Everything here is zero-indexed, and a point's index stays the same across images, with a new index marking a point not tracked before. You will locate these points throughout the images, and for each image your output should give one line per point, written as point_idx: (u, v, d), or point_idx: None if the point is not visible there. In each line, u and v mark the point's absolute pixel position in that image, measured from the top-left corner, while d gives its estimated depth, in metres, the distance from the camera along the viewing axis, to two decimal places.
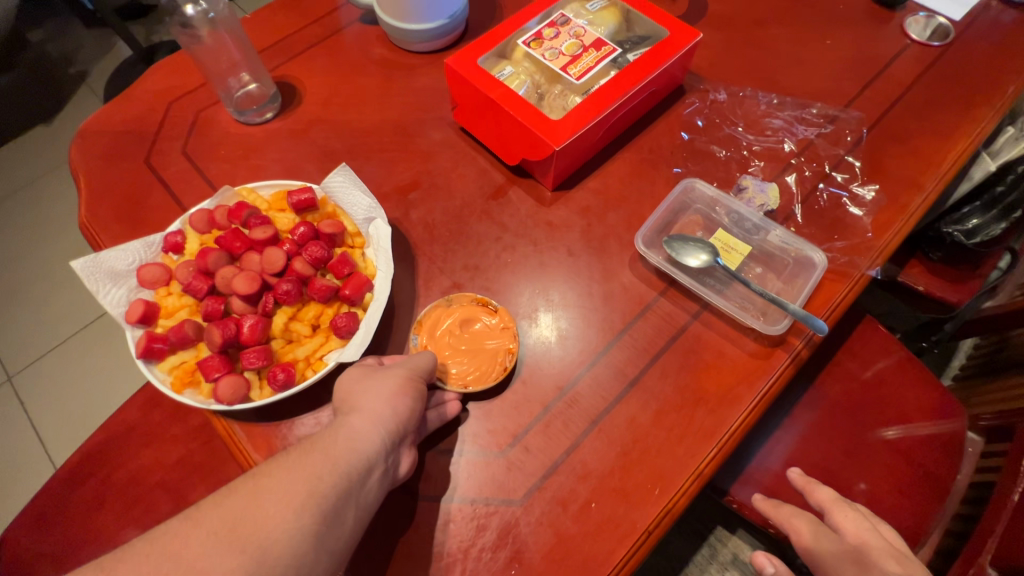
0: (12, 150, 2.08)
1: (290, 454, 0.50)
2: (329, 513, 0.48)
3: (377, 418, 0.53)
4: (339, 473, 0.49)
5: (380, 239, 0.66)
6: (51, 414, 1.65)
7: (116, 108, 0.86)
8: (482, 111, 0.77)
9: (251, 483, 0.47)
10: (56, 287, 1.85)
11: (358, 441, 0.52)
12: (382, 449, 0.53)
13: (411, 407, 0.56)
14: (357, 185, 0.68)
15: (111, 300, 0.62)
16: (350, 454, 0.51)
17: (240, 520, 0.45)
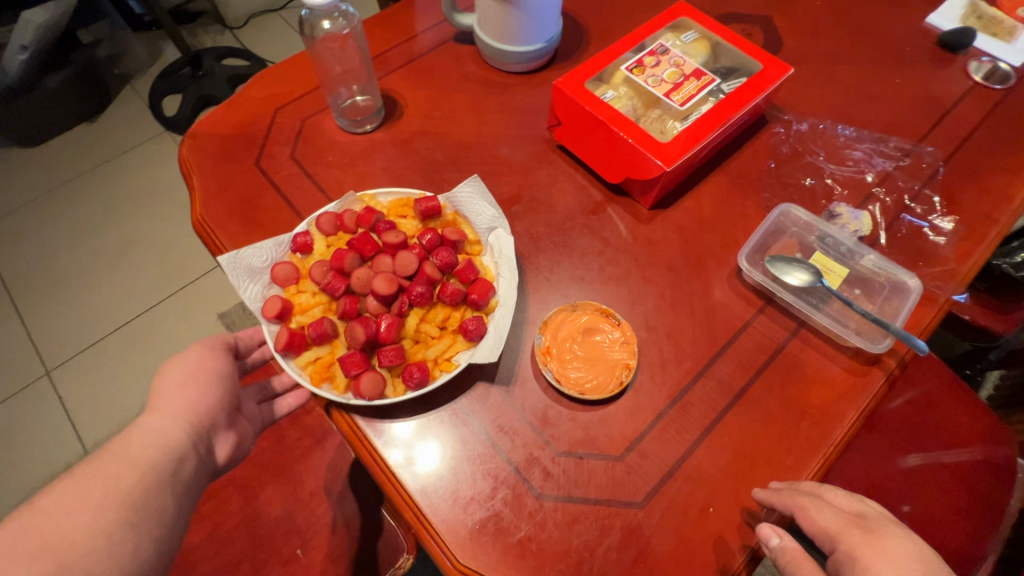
0: (60, 148, 2.13)
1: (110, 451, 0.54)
2: (141, 505, 0.52)
3: (177, 405, 0.58)
4: (152, 455, 0.54)
5: (502, 248, 0.71)
6: (88, 410, 1.65)
7: (224, 111, 0.89)
8: (587, 131, 0.81)
9: (113, 450, 0.54)
10: (95, 282, 1.86)
11: (165, 427, 0.57)
12: (187, 439, 0.57)
13: (201, 394, 0.60)
14: (483, 196, 0.74)
15: (249, 296, 0.67)
16: (148, 449, 0.55)
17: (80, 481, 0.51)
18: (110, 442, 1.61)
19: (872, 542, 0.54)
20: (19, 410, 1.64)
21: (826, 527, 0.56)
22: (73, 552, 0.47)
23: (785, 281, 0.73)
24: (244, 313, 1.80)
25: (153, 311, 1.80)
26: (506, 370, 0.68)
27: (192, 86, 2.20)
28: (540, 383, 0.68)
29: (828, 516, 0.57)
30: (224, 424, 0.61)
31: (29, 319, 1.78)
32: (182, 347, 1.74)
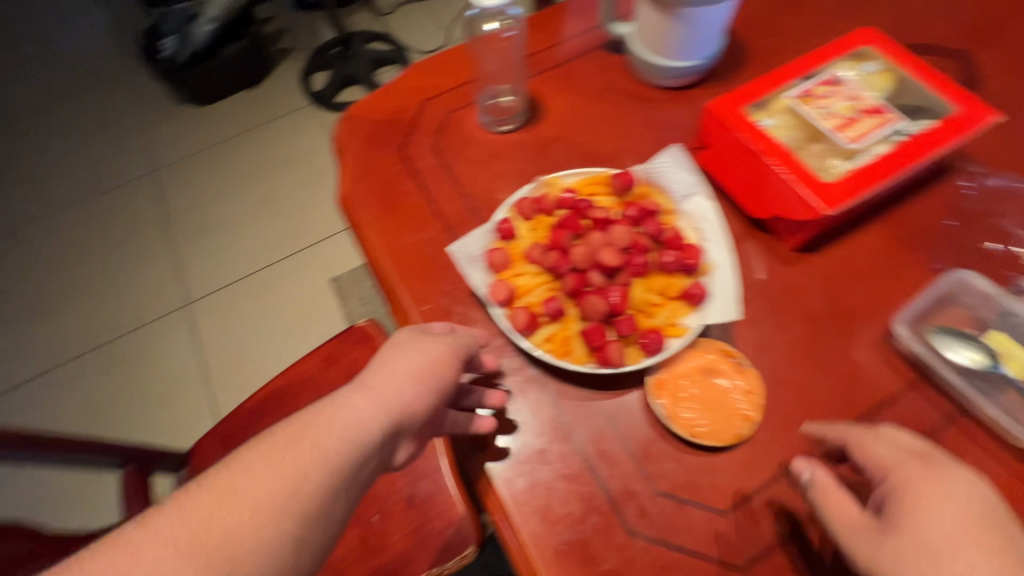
0: (224, 110, 2.41)
1: (318, 430, 0.53)
2: (325, 504, 0.51)
3: (387, 396, 0.56)
4: (346, 441, 0.53)
5: (704, 215, 0.70)
6: (214, 343, 1.86)
7: (379, 97, 0.94)
8: (736, 159, 0.76)
9: (322, 413, 0.54)
10: (235, 232, 2.08)
11: (370, 417, 0.54)
12: (380, 437, 0.54)
13: (415, 396, 0.57)
14: (681, 165, 0.72)
15: (477, 282, 0.67)
16: (347, 442, 0.53)
17: (287, 437, 0.52)
18: (226, 375, 1.80)
19: (924, 478, 0.50)
20: (162, 332, 1.89)
21: (874, 460, 0.54)
22: (259, 520, 0.48)
23: (948, 358, 0.65)
24: (352, 281, 1.93)
25: (277, 266, 1.99)
26: (615, 395, 0.66)
27: (339, 65, 2.39)
28: (648, 416, 0.65)
29: (879, 449, 0.54)
30: (417, 430, 0.58)
31: (180, 256, 2.04)
32: (296, 302, 1.91)
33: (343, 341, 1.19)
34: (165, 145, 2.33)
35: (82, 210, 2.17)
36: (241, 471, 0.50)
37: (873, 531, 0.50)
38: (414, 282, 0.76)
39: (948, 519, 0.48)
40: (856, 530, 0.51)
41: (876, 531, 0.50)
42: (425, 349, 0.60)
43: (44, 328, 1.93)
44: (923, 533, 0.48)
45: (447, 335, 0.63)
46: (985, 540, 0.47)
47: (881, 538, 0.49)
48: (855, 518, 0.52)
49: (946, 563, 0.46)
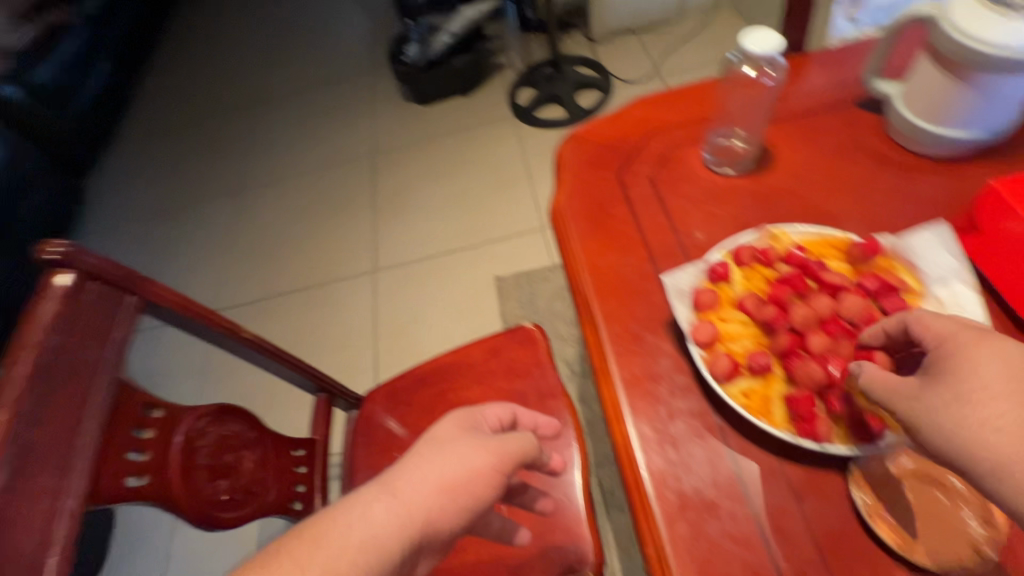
0: (439, 112, 2.74)
1: (353, 523, 0.51)
2: None
3: (419, 507, 0.55)
4: (373, 554, 0.50)
5: (963, 307, 0.62)
6: (388, 308, 2.12)
7: (607, 124, 1.00)
8: (1017, 250, 0.65)
9: (351, 510, 0.53)
10: (424, 218, 2.35)
11: (409, 518, 0.53)
12: (407, 552, 0.53)
13: (444, 512, 0.56)
14: (947, 247, 0.64)
15: (680, 316, 0.67)
16: (388, 539, 0.51)
17: (313, 537, 0.50)
18: (391, 339, 2.03)
19: (975, 348, 0.44)
20: (351, 289, 2.21)
21: (934, 331, 0.48)
22: None
23: None
24: (514, 284, 2.04)
25: (452, 255, 2.20)
26: (804, 471, 0.61)
27: (546, 85, 2.55)
28: (843, 506, 0.59)
29: (941, 324, 0.48)
30: (443, 545, 0.57)
31: (379, 230, 2.37)
32: (461, 291, 2.09)
33: (508, 338, 1.27)
34: (387, 135, 2.72)
35: (317, 177, 2.64)
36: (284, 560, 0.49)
37: (914, 392, 0.46)
38: (609, 302, 0.79)
39: (990, 378, 0.42)
40: (932, 410, 0.44)
41: (920, 387, 0.46)
42: (461, 459, 0.61)
43: (270, 265, 2.38)
44: (963, 386, 0.43)
45: (493, 439, 0.65)
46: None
47: (919, 397, 0.45)
48: (910, 387, 0.46)
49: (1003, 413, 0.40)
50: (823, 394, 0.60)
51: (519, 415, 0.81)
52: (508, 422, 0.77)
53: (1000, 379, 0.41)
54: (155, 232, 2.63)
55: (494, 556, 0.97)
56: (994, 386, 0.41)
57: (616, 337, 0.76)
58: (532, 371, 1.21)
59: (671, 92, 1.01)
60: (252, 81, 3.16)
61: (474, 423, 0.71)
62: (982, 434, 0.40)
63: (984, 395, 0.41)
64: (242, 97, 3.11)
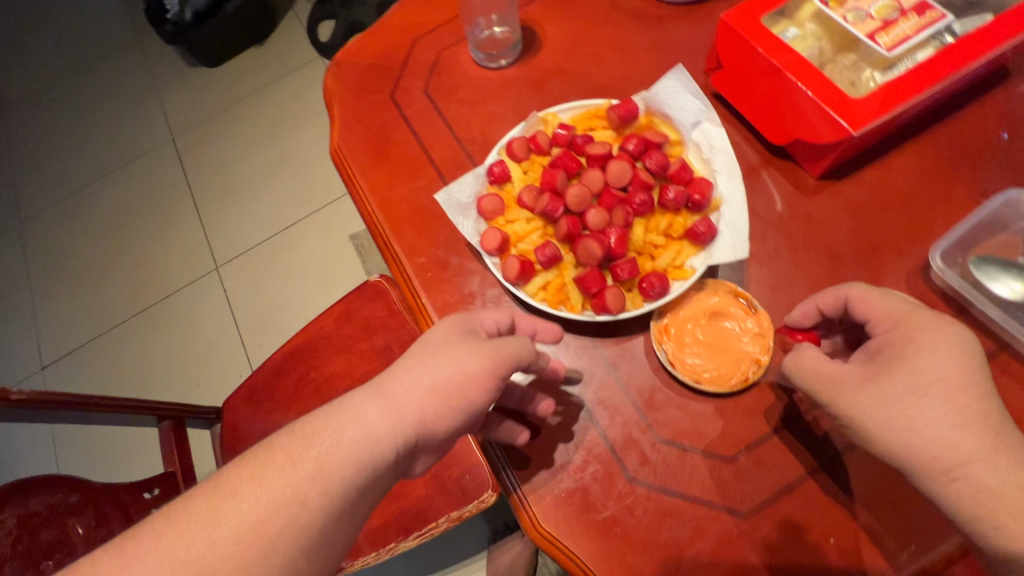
0: (235, 70, 2.37)
1: (328, 444, 0.46)
2: (330, 527, 0.44)
3: (408, 408, 0.49)
4: (362, 455, 0.46)
5: (713, 144, 0.64)
6: (244, 303, 1.92)
7: (368, 40, 0.89)
8: (754, 76, 0.68)
9: (343, 413, 0.48)
10: (255, 194, 2.10)
11: (390, 429, 0.47)
12: (397, 452, 0.48)
13: (437, 415, 0.50)
14: (689, 87, 0.64)
15: (467, 231, 0.64)
16: (365, 456, 0.46)
17: (304, 439, 0.46)
18: (258, 335, 1.87)
19: (926, 329, 0.49)
20: (195, 296, 1.96)
21: (875, 314, 0.52)
22: (247, 554, 0.41)
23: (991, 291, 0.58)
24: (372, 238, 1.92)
25: (297, 227, 2.01)
26: (615, 343, 0.64)
27: (344, 12, 2.28)
28: (651, 362, 0.62)
29: (876, 309, 0.53)
30: (440, 443, 0.52)
31: (206, 221, 2.09)
32: (319, 261, 1.93)
33: (357, 297, 1.19)
34: (181, 110, 2.33)
35: (111, 181, 2.23)
36: (246, 485, 0.44)
37: (861, 378, 0.50)
38: (407, 235, 0.74)
39: (926, 364, 0.47)
40: (876, 394, 0.48)
41: (862, 375, 0.50)
42: (458, 352, 0.52)
43: (87, 296, 2.02)
44: (915, 377, 0.47)
45: (495, 337, 0.54)
46: (971, 382, 0.47)
47: (868, 384, 0.49)
48: (848, 374, 0.51)
49: (925, 397, 0.46)
50: (610, 266, 0.61)
51: (519, 320, 0.60)
52: (507, 327, 0.59)
53: (952, 371, 0.47)
54: None
55: (396, 511, 0.96)
56: (938, 369, 0.47)
57: (422, 269, 0.71)
58: (390, 323, 1.16)
59: None
60: None
61: (475, 319, 0.57)
62: (939, 432, 0.46)
63: (934, 386, 0.47)
64: None
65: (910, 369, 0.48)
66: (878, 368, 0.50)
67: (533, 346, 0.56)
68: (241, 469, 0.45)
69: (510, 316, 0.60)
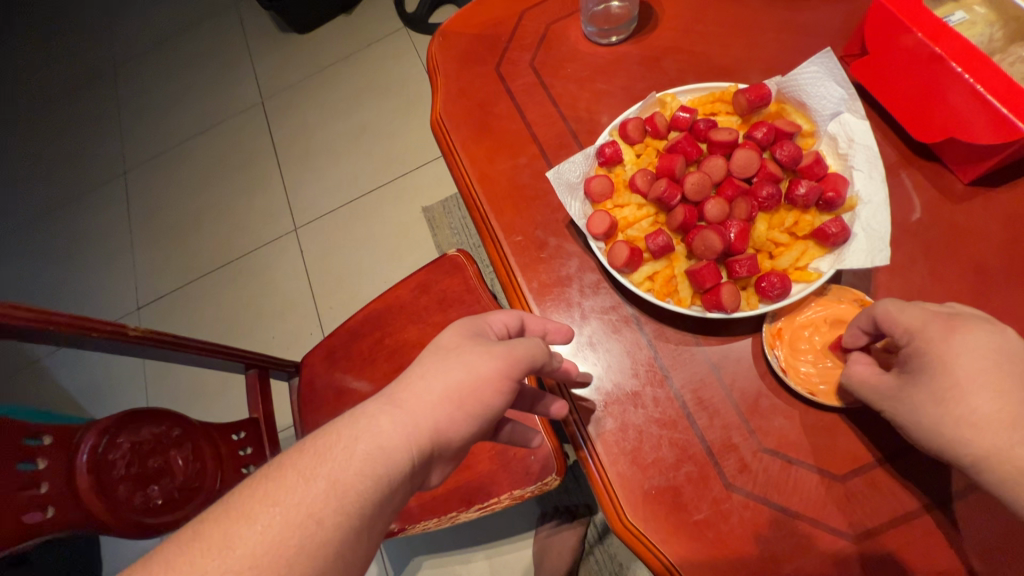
0: (323, 37, 2.43)
1: (340, 457, 0.42)
2: (355, 543, 0.41)
3: (422, 416, 0.46)
4: (378, 467, 0.43)
5: (854, 138, 0.58)
6: (319, 265, 2.00)
7: (476, 10, 0.87)
8: (906, 64, 0.61)
9: (353, 426, 0.45)
10: (334, 161, 2.17)
11: (406, 437, 0.45)
12: (413, 462, 0.45)
13: (452, 421, 0.47)
14: (832, 75, 0.58)
15: (574, 213, 0.62)
16: (384, 466, 0.43)
17: (316, 453, 0.42)
18: (330, 297, 1.94)
19: (951, 340, 0.44)
20: (274, 254, 2.06)
21: (902, 325, 0.47)
22: None
23: None
24: (443, 211, 1.94)
25: (372, 195, 2.06)
26: (718, 342, 0.61)
27: None
28: (758, 366, 0.59)
29: (908, 315, 0.47)
30: (455, 453, 0.49)
31: (289, 183, 2.17)
32: (391, 231, 1.98)
33: (434, 270, 1.21)
34: (270, 75, 2.42)
35: (205, 139, 2.36)
36: (250, 514, 0.39)
37: (893, 389, 0.47)
38: (505, 212, 0.73)
39: (955, 375, 0.43)
40: (909, 413, 0.46)
41: (896, 387, 0.47)
42: (469, 357, 0.50)
43: (178, 246, 2.17)
44: (941, 388, 0.44)
45: (503, 342, 0.52)
46: (1008, 383, 0.42)
47: (899, 397, 0.47)
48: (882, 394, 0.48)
49: (952, 409, 0.43)
50: (727, 261, 0.57)
51: (530, 321, 0.60)
52: (518, 330, 0.59)
53: (982, 377, 0.42)
54: (28, 237, 2.30)
55: (460, 483, 0.98)
56: (968, 381, 0.42)
57: (520, 249, 0.70)
58: (464, 298, 1.17)
59: None
60: (98, 40, 2.71)
61: (482, 326, 0.56)
62: (962, 434, 0.42)
63: (961, 394, 0.43)
64: (89, 63, 2.67)
65: (940, 381, 0.44)
66: (905, 388, 0.46)
67: (546, 346, 0.55)
68: (242, 494, 0.40)
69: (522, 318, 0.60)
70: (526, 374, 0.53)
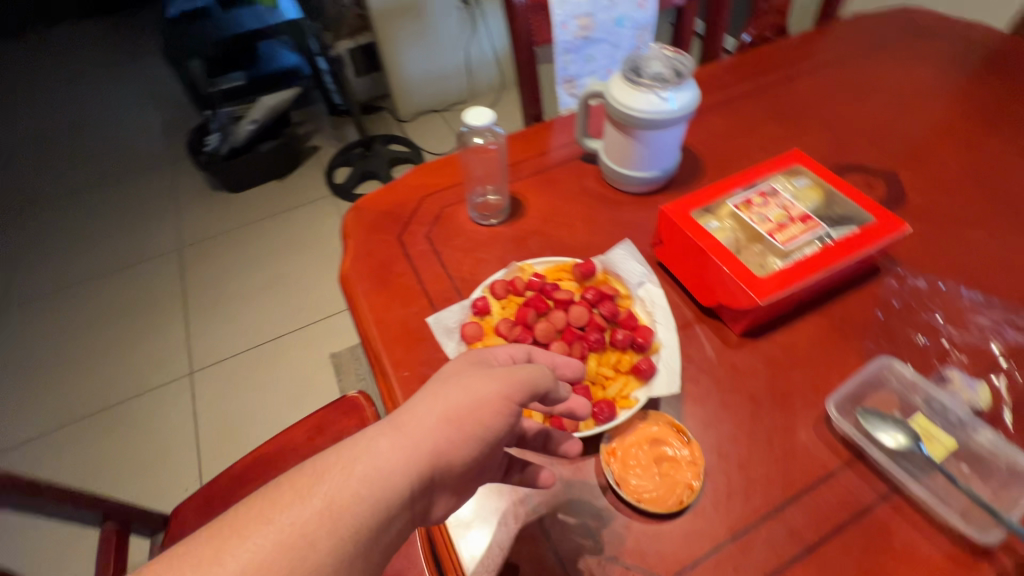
0: (253, 197, 2.66)
1: (344, 472, 0.51)
2: (352, 552, 0.48)
3: (422, 438, 0.54)
4: (377, 486, 0.50)
5: (653, 301, 0.80)
6: (210, 410, 1.90)
7: (386, 193, 1.09)
8: (686, 253, 0.87)
9: (356, 447, 0.53)
10: (246, 307, 2.21)
11: (403, 460, 0.52)
12: (414, 483, 0.53)
13: (451, 442, 0.55)
14: (635, 257, 0.84)
15: (450, 349, 0.76)
16: (383, 485, 0.51)
17: (326, 467, 0.51)
18: (216, 446, 1.82)
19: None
20: (161, 399, 1.94)
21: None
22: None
23: (878, 439, 0.70)
24: (351, 358, 2.00)
25: (280, 340, 2.09)
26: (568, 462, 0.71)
27: (361, 162, 2.65)
28: (599, 481, 0.70)
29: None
30: (455, 478, 0.56)
31: (194, 326, 2.15)
32: (296, 376, 1.98)
33: (331, 410, 1.24)
34: (194, 225, 2.54)
35: (111, 280, 2.33)
36: (269, 517, 0.47)
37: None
38: (396, 351, 0.85)
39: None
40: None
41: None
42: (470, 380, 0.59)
43: (47, 390, 1.98)
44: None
45: (501, 367, 0.60)
46: None
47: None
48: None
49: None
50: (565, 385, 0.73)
51: (537, 353, 0.67)
52: (524, 360, 0.66)
53: None
54: None
55: None
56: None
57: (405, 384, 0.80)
58: None
59: (440, 160, 1.15)
60: (14, 183, 2.74)
61: (487, 358, 0.64)
62: None
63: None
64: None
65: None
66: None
67: (551, 374, 0.63)
68: (263, 500, 0.48)
69: (526, 353, 0.67)
70: (527, 401, 0.60)
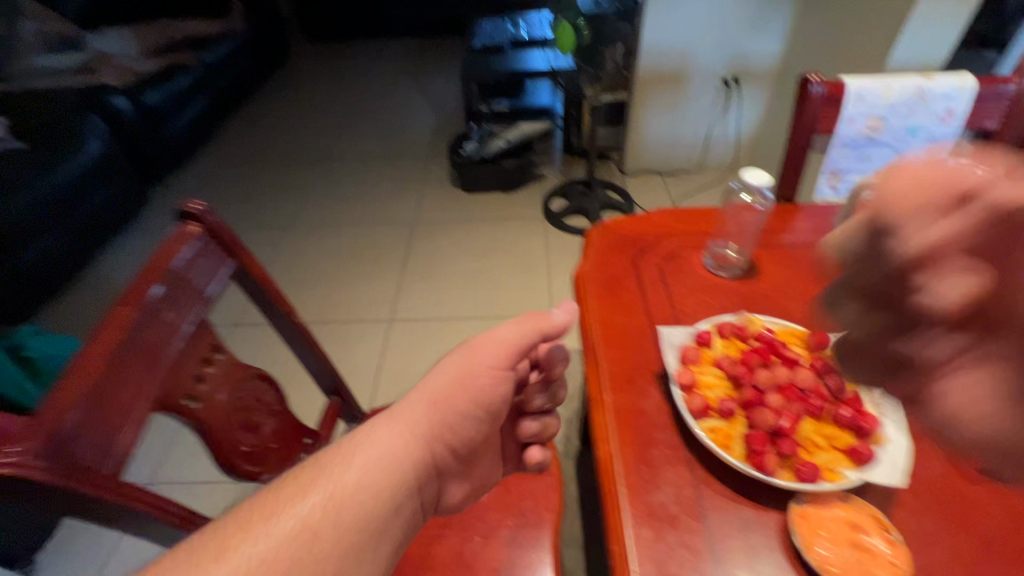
0: (479, 200, 3.08)
1: (362, 457, 0.60)
2: (386, 518, 0.59)
3: (422, 420, 0.65)
4: (383, 480, 0.60)
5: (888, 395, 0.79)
6: (394, 355, 2.24)
7: (630, 222, 1.24)
8: None
9: (357, 440, 0.62)
10: (446, 285, 2.56)
11: (404, 445, 0.63)
12: (419, 466, 0.63)
13: (453, 420, 0.67)
14: None
15: (669, 361, 0.84)
16: (402, 465, 0.61)
17: (337, 467, 0.59)
18: (389, 385, 2.13)
19: None
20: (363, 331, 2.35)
21: None
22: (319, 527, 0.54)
23: None
24: None
25: (464, 321, 2.37)
26: (753, 506, 0.73)
27: (579, 198, 2.91)
28: (781, 537, 0.70)
29: None
30: (452, 457, 0.68)
31: (404, 286, 2.57)
32: None
33: None
34: (429, 208, 3.04)
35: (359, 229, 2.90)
36: (305, 495, 0.56)
37: None
38: (610, 348, 0.95)
39: None
40: None
41: None
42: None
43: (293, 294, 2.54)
44: None
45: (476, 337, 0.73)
46: None
47: None
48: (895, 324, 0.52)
49: None
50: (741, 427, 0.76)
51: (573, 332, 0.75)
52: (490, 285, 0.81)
53: None
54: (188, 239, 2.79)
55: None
56: None
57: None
58: None
59: (687, 211, 1.27)
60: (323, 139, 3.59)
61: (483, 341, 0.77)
62: None
63: None
64: (308, 150, 3.50)
65: None
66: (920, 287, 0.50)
67: (562, 324, 0.74)
68: (296, 478, 0.58)
69: None
70: (518, 364, 0.74)
